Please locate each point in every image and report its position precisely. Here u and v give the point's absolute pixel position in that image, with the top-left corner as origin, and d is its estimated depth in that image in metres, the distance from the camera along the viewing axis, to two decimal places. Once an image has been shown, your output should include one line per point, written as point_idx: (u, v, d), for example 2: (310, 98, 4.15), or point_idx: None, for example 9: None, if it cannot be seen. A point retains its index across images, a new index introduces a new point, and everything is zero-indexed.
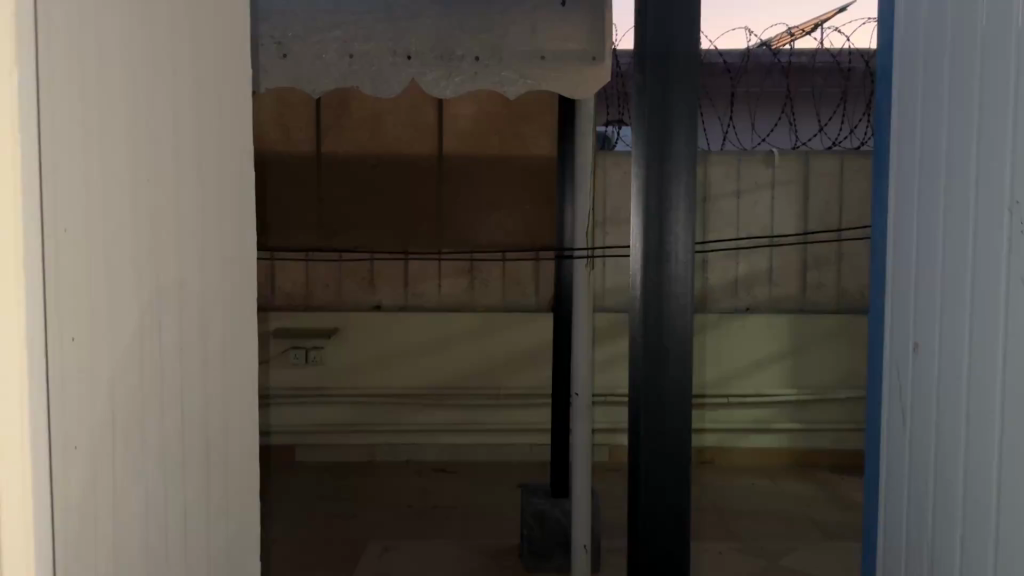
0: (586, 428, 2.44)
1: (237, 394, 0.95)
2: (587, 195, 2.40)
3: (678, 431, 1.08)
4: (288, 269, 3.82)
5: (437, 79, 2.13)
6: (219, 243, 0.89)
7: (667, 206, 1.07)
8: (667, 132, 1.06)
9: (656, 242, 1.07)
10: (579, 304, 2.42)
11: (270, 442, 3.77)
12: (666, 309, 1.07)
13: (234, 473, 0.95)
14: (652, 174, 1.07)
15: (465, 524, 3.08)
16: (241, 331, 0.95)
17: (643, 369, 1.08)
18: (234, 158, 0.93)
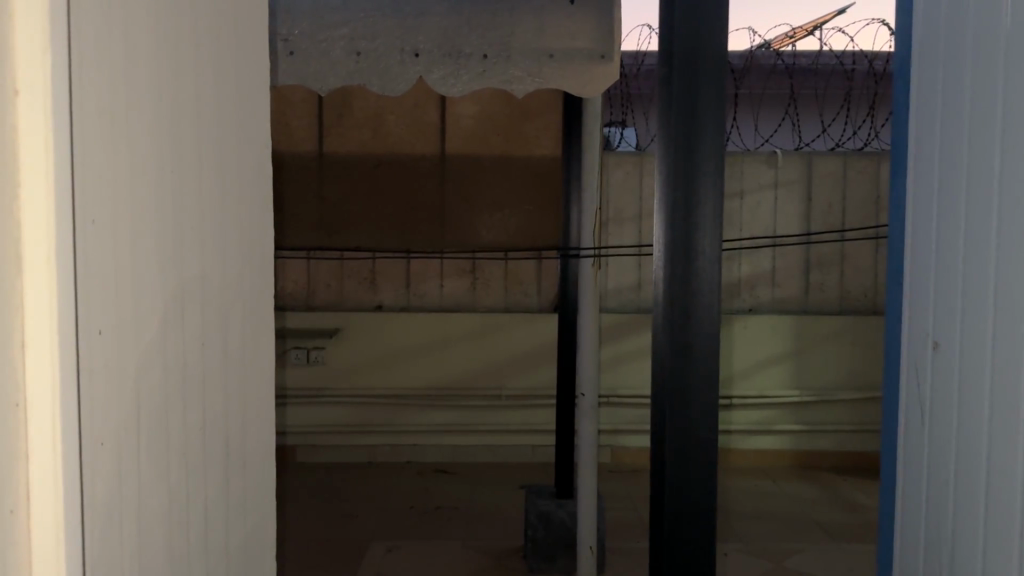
0: (592, 428, 2.42)
1: (256, 394, 0.93)
2: (593, 195, 2.39)
3: (705, 429, 1.07)
4: (290, 267, 3.82)
5: (445, 77, 2.11)
6: (240, 238, 0.88)
7: (694, 206, 1.06)
8: (695, 130, 1.05)
9: (683, 240, 1.06)
10: (585, 304, 2.41)
11: (285, 442, 3.76)
12: (693, 307, 1.06)
13: (253, 474, 0.94)
14: (678, 173, 1.06)
15: (467, 523, 3.07)
16: (259, 329, 0.93)
17: (668, 367, 1.07)
18: (252, 152, 0.91)
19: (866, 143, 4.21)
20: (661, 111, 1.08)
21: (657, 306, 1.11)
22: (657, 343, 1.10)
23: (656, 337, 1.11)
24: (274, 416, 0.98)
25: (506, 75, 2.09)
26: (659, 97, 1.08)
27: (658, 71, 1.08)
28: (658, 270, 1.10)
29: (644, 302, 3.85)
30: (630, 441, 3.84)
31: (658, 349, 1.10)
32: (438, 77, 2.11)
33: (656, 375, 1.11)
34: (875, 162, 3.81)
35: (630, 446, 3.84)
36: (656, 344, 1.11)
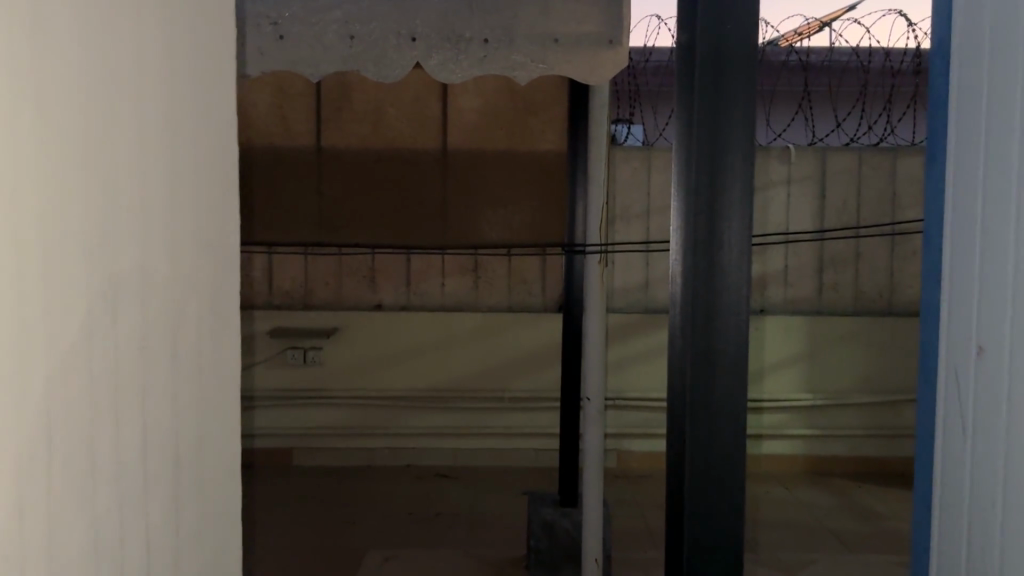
0: (599, 433, 2.31)
1: (215, 404, 0.82)
2: (600, 189, 2.27)
3: (730, 445, 0.95)
4: (286, 263, 3.71)
5: (444, 63, 1.98)
6: (199, 227, 0.77)
7: (720, 199, 0.94)
8: (721, 113, 0.93)
9: (706, 237, 0.95)
10: (590, 303, 2.29)
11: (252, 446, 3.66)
12: (716, 311, 0.95)
13: (211, 496, 0.82)
14: (701, 163, 0.94)
15: (468, 531, 2.96)
16: (220, 328, 0.82)
17: (691, 377, 0.95)
18: (211, 126, 0.80)
19: (881, 138, 4.08)
20: (682, 95, 0.98)
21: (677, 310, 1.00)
22: (679, 349, 0.99)
23: (676, 343, 1.00)
24: (239, 430, 0.87)
25: (508, 62, 1.97)
26: (681, 81, 0.97)
27: (679, 51, 0.98)
28: (679, 271, 0.99)
29: (651, 303, 3.73)
30: (638, 444, 3.73)
31: (680, 356, 0.99)
32: (436, 63, 1.99)
33: (676, 386, 1.00)
34: (891, 157, 3.67)
35: (636, 450, 3.73)
36: (676, 350, 1.00)
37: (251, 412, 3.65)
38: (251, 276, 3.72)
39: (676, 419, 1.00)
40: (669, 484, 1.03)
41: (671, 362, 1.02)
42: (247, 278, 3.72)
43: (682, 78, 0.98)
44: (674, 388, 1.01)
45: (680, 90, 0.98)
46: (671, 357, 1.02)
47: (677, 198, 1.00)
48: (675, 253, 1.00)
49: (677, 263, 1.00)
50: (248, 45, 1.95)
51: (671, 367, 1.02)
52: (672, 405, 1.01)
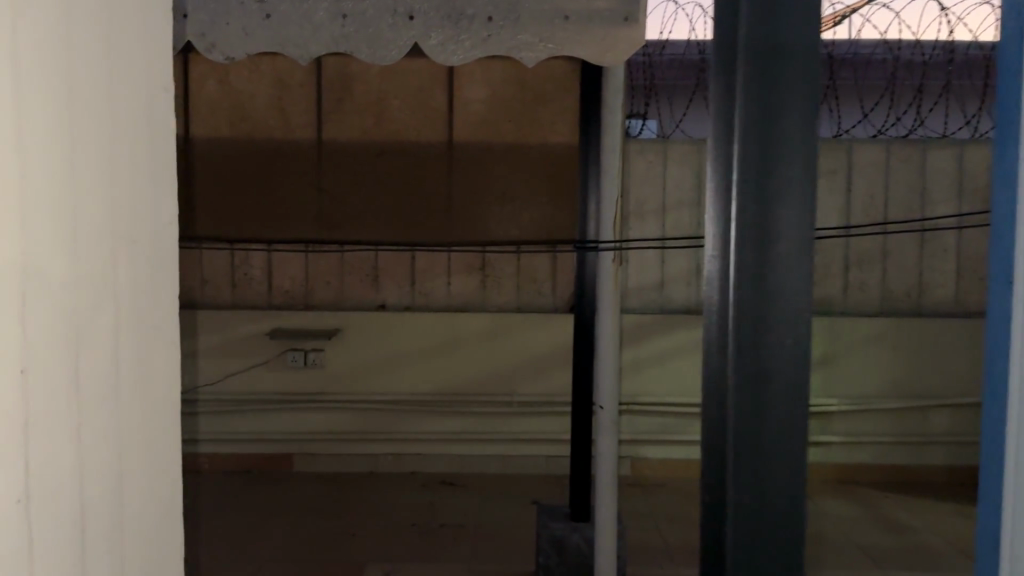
0: (612, 444, 2.15)
1: (139, 420, 0.73)
2: (615, 182, 2.10)
3: (788, 472, 0.86)
4: (287, 261, 3.53)
5: (444, 43, 1.82)
6: (137, 210, 0.72)
7: (774, 195, 0.85)
8: (775, 102, 0.84)
9: (758, 232, 0.85)
10: (604, 303, 2.12)
11: (199, 451, 3.53)
12: (766, 314, 0.86)
13: (136, 526, 0.73)
14: (753, 157, 0.85)
15: (474, 544, 2.81)
16: (150, 328, 0.74)
17: (737, 377, 0.86)
18: (146, 97, 0.74)
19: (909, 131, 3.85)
20: (720, 82, 0.88)
21: (718, 314, 0.89)
22: (720, 359, 0.89)
23: (710, 347, 0.91)
24: (169, 443, 0.78)
25: (516, 42, 1.82)
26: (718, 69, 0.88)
27: (716, 36, 0.88)
28: (720, 274, 0.88)
29: (668, 303, 3.55)
30: (653, 451, 3.56)
31: (718, 364, 0.89)
32: (436, 43, 1.82)
33: (712, 398, 0.91)
34: (921, 150, 3.48)
35: (651, 458, 3.56)
36: (711, 355, 0.91)
37: (252, 415, 3.53)
38: (249, 275, 3.54)
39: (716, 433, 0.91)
40: (708, 505, 0.93)
41: (708, 372, 0.92)
42: (246, 277, 3.54)
43: (720, 66, 0.88)
44: (710, 402, 0.92)
45: (718, 79, 0.89)
46: (707, 368, 0.92)
47: (711, 194, 0.89)
48: (713, 254, 0.89)
49: (717, 266, 0.89)
50: (231, 24, 1.80)
51: (706, 378, 0.92)
52: (711, 418, 0.92)
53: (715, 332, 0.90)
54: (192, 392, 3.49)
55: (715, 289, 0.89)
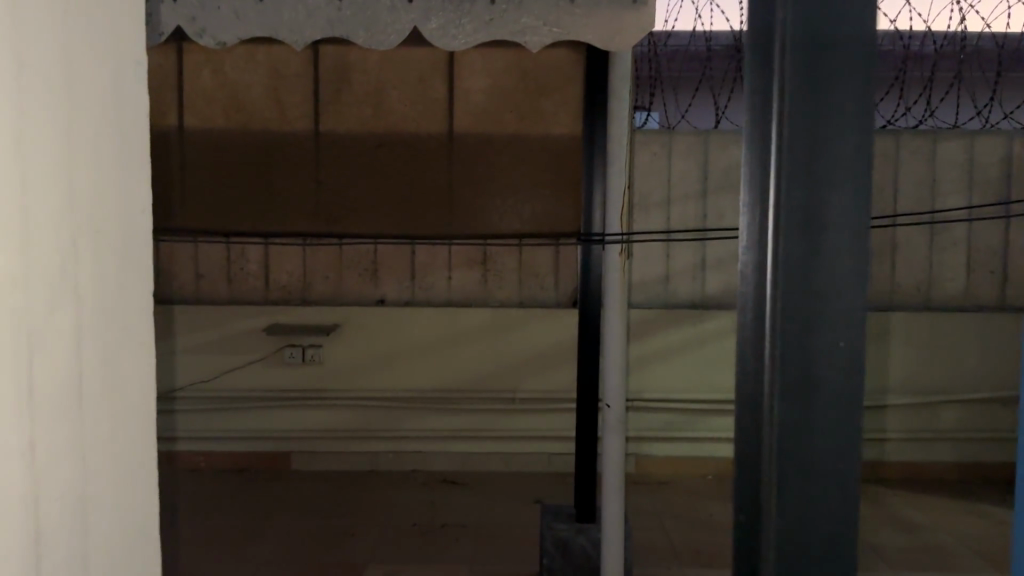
0: (620, 443, 2.08)
1: (100, 411, 0.71)
2: (621, 173, 2.03)
3: (829, 479, 0.80)
4: (284, 255, 3.46)
5: (445, 26, 1.75)
6: (103, 204, 0.70)
7: (825, 183, 0.78)
8: (825, 84, 0.78)
9: (805, 219, 0.78)
10: (611, 298, 2.05)
11: (174, 451, 3.46)
12: (814, 311, 0.79)
13: (96, 520, 0.70)
14: (801, 142, 0.78)
15: (474, 545, 2.74)
16: (115, 315, 0.72)
17: (780, 377, 0.79)
18: (112, 70, 0.72)
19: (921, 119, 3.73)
20: (756, 65, 0.82)
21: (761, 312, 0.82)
22: (758, 359, 0.83)
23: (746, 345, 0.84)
24: (135, 435, 0.76)
25: (518, 25, 1.74)
26: (754, 48, 0.81)
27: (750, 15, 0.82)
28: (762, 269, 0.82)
29: (673, 297, 3.49)
30: (657, 449, 3.50)
31: (753, 360, 0.84)
32: (436, 27, 1.76)
33: (748, 401, 0.85)
34: (931, 141, 3.41)
35: (656, 455, 3.50)
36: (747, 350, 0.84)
37: (249, 412, 3.47)
38: (246, 269, 3.47)
39: (751, 439, 0.85)
40: (738, 513, 0.87)
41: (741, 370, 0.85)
42: (242, 272, 3.47)
43: (758, 46, 0.81)
44: (742, 408, 0.86)
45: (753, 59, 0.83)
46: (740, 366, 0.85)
47: (750, 182, 0.82)
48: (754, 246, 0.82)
49: (758, 259, 0.82)
50: (224, 8, 1.73)
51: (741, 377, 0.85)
52: (745, 423, 0.86)
53: (759, 329, 0.83)
54: (188, 388, 3.43)
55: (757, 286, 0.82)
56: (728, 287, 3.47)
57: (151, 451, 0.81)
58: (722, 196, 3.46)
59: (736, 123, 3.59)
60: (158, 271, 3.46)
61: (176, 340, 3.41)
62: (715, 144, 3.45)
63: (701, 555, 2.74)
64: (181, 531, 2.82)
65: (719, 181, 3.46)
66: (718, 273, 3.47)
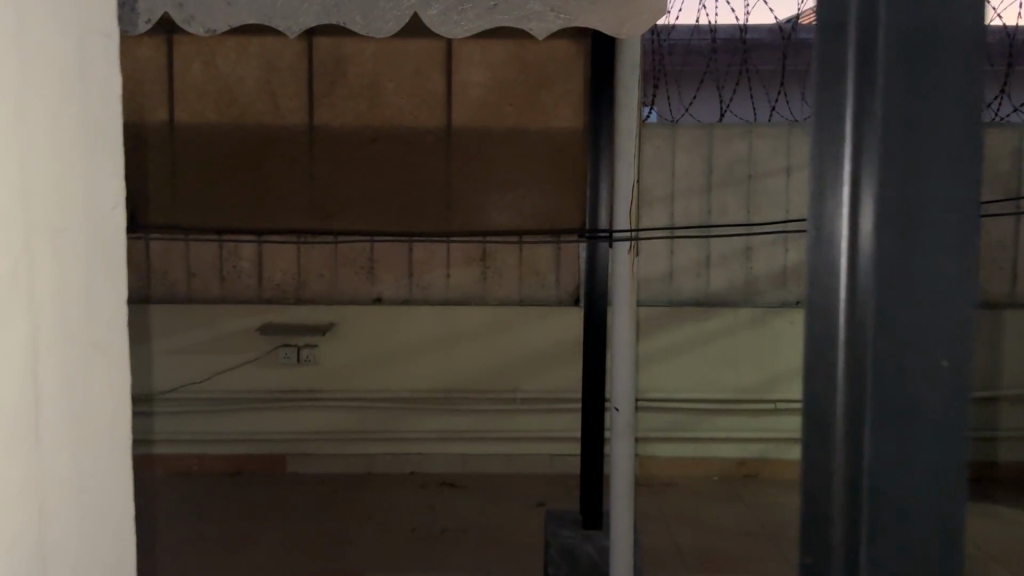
0: (629, 449, 2.00)
1: (68, 420, 0.66)
2: (630, 167, 1.94)
3: (923, 522, 0.66)
4: (278, 253, 3.37)
5: (446, 13, 1.65)
6: (70, 192, 0.66)
7: (927, 173, 0.65)
8: (924, 62, 0.64)
9: (903, 230, 0.65)
10: (619, 298, 1.97)
11: (158, 452, 3.38)
12: (913, 326, 0.65)
13: (62, 538, 0.66)
14: (894, 130, 0.64)
15: (477, 551, 2.66)
16: (83, 315, 0.68)
17: (870, 420, 0.66)
18: (75, 45, 0.67)
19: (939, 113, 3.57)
20: (825, 39, 0.69)
21: (834, 322, 0.69)
22: (833, 373, 0.69)
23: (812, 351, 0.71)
24: (106, 443, 0.72)
25: (525, 10, 1.67)
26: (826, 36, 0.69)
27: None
28: (839, 273, 0.68)
29: (676, 295, 3.41)
30: (661, 450, 3.42)
31: (826, 401, 0.70)
32: (438, 13, 1.66)
33: (814, 418, 0.71)
34: None
35: (660, 456, 3.43)
36: (814, 358, 0.71)
37: (241, 414, 3.38)
38: (238, 268, 3.38)
39: (826, 467, 0.70)
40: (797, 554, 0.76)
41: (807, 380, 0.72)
42: (234, 270, 3.38)
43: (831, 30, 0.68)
44: (811, 425, 0.72)
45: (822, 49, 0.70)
46: (807, 381, 0.72)
47: (819, 173, 0.69)
48: (824, 249, 0.70)
49: (830, 263, 0.69)
50: None
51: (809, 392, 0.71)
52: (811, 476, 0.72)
53: (829, 338, 0.70)
54: (177, 390, 3.33)
55: (829, 292, 0.69)
56: (732, 284, 3.39)
57: (129, 465, 0.77)
58: (726, 190, 3.37)
59: (741, 118, 3.52)
60: (146, 270, 3.36)
61: (166, 340, 3.31)
62: (719, 136, 3.37)
63: (709, 559, 2.67)
64: (174, 539, 2.73)
65: (724, 175, 3.37)
66: (723, 269, 3.39)
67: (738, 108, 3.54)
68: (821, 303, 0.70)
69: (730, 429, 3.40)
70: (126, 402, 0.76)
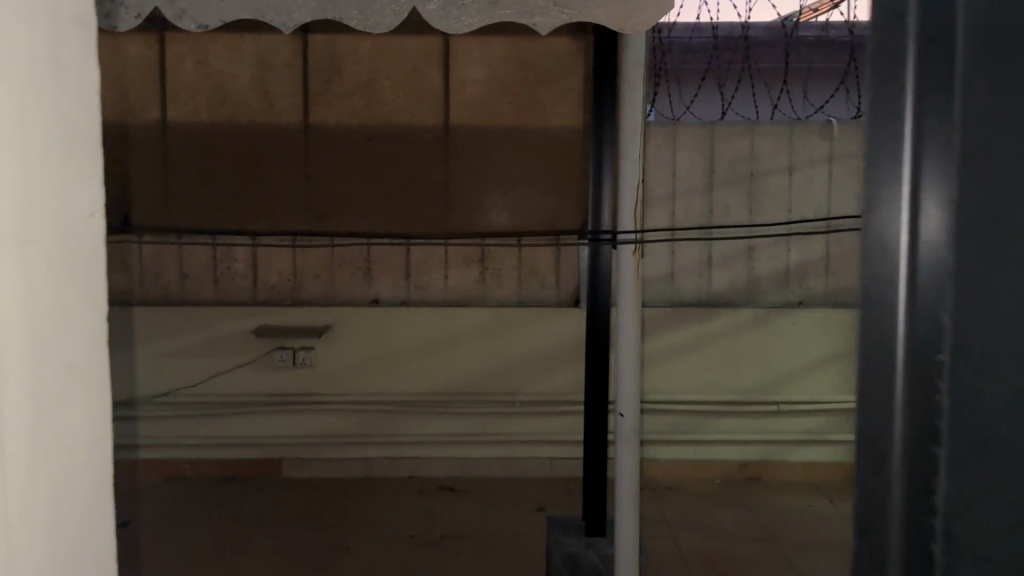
0: (634, 456, 1.95)
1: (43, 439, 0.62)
2: (635, 166, 1.89)
3: None
4: (273, 255, 3.31)
5: (446, 8, 1.60)
6: (42, 195, 0.61)
7: (1015, 170, 0.50)
8: (1011, 49, 0.50)
9: (986, 263, 0.51)
10: (624, 301, 1.91)
11: (152, 457, 3.32)
12: (998, 386, 0.51)
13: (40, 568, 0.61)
14: (969, 136, 0.51)
15: (478, 557, 2.62)
16: (58, 326, 0.63)
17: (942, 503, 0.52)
18: (48, 34, 0.62)
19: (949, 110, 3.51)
20: (881, 32, 0.56)
21: (891, 354, 0.56)
22: (891, 440, 0.56)
23: (864, 381, 0.58)
24: (85, 464, 0.67)
25: (527, 5, 1.61)
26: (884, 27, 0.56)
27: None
28: (900, 317, 0.55)
29: (677, 296, 3.36)
30: (663, 453, 3.38)
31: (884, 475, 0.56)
32: (437, 8, 1.60)
33: (868, 465, 0.57)
34: None
35: (662, 459, 3.38)
36: (869, 390, 0.57)
37: (236, 418, 3.32)
38: (232, 270, 3.32)
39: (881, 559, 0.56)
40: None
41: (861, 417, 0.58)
42: (228, 272, 3.32)
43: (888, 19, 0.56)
44: (865, 471, 0.58)
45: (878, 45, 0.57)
46: (860, 449, 0.58)
47: (873, 174, 0.57)
48: (880, 266, 0.56)
49: (889, 304, 0.56)
50: None
51: (863, 436, 0.58)
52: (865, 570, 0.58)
53: (886, 368, 0.56)
54: (170, 394, 3.27)
55: (885, 314, 0.56)
56: (734, 285, 3.35)
57: (111, 483, 0.72)
58: (728, 189, 3.32)
59: (743, 116, 3.46)
60: (139, 271, 3.30)
61: (159, 343, 3.25)
62: (721, 134, 3.31)
63: (714, 566, 2.62)
64: (167, 548, 2.67)
65: (725, 174, 3.32)
66: (725, 270, 3.34)
67: (740, 106, 3.51)
68: (872, 329, 0.57)
69: (733, 431, 3.35)
70: (109, 421, 0.72)
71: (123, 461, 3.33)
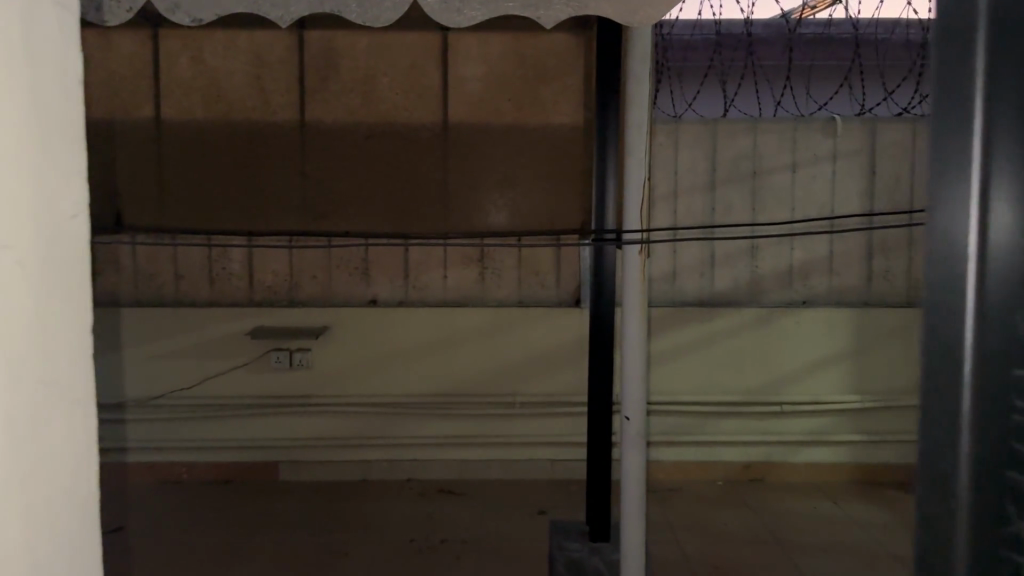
0: (641, 459, 1.91)
1: None
2: (640, 163, 1.84)
3: None
4: (269, 254, 3.26)
5: (448, 1, 1.55)
6: None
7: None
8: None
9: None
10: (630, 301, 1.87)
11: (148, 460, 3.27)
12: None
13: None
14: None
15: (478, 562, 2.57)
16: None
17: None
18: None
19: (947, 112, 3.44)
20: (950, 29, 0.56)
21: (964, 357, 0.55)
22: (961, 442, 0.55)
23: (933, 385, 0.57)
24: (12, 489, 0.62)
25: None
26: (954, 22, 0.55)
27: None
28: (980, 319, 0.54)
29: (679, 296, 3.32)
30: (666, 454, 3.33)
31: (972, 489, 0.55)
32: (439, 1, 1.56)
33: (938, 473, 0.57)
34: None
35: (665, 460, 3.34)
36: (943, 393, 0.57)
37: (232, 420, 3.27)
38: (228, 270, 3.27)
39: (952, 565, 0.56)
40: None
41: (925, 407, 0.58)
42: (224, 272, 3.27)
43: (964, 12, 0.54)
44: (931, 476, 0.58)
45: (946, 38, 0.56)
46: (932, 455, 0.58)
47: (942, 170, 0.56)
48: (952, 259, 0.56)
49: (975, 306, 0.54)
50: None
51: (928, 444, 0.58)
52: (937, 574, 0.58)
53: (958, 374, 0.56)
54: (165, 396, 3.22)
55: (953, 307, 0.56)
56: (737, 284, 3.30)
57: (49, 509, 0.66)
58: (730, 187, 3.29)
59: (746, 113, 3.41)
60: (133, 272, 3.25)
61: (154, 344, 3.21)
62: (723, 132, 3.28)
63: (719, 570, 2.58)
64: (162, 554, 2.62)
65: (728, 172, 3.29)
66: (727, 269, 3.30)
67: (743, 103, 3.42)
68: (944, 331, 0.56)
69: (736, 432, 3.31)
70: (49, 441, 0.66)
71: (118, 464, 3.27)
